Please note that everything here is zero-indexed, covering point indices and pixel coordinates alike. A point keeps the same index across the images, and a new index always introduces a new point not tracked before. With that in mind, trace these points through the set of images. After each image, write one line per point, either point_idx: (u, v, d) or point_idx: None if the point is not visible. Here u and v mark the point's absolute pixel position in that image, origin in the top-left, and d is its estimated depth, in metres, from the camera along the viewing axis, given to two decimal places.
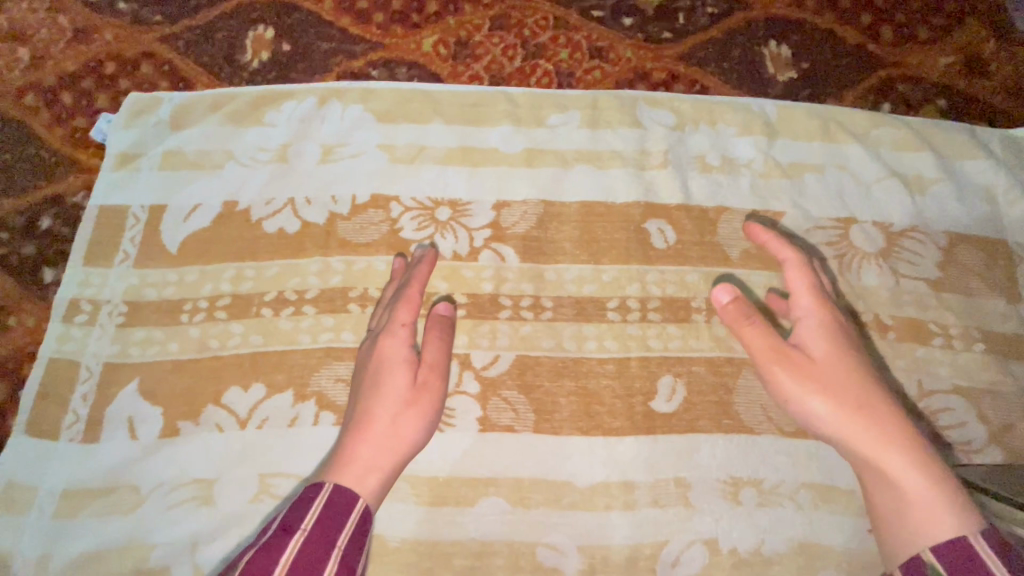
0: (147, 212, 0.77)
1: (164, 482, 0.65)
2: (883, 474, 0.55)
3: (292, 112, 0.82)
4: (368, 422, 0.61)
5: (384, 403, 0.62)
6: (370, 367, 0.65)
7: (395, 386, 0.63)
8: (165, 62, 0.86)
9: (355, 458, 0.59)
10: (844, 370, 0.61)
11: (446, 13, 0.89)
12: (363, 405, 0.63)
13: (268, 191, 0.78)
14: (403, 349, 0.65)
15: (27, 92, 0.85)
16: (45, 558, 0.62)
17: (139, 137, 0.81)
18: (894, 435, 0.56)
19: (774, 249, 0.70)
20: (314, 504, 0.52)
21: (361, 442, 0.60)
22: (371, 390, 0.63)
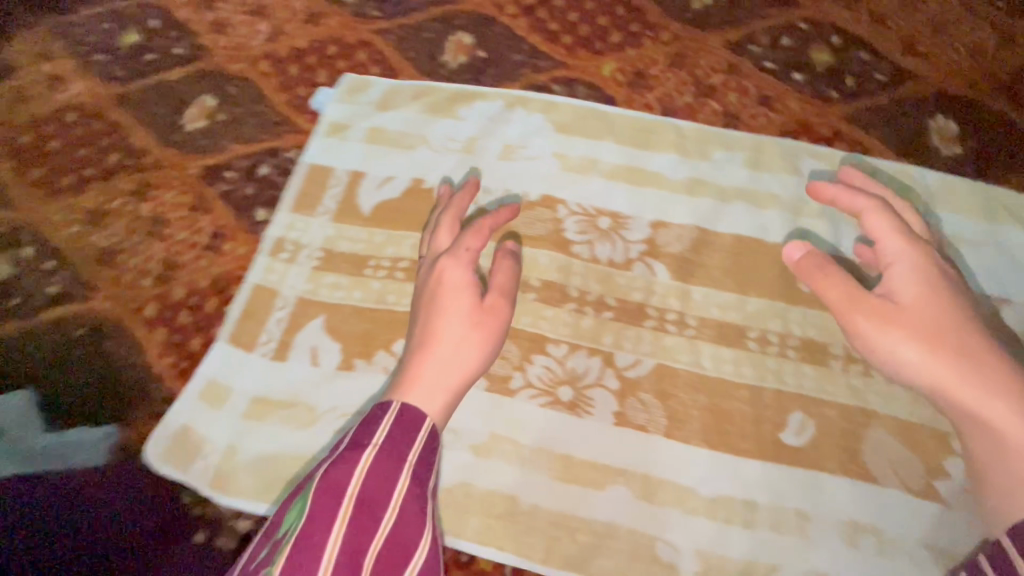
0: (348, 176, 0.88)
1: (337, 407, 0.75)
2: (973, 416, 0.53)
3: (481, 110, 0.92)
4: (431, 341, 0.64)
5: (446, 324, 0.65)
6: (429, 299, 0.68)
7: (458, 307, 0.66)
8: (376, 51, 0.98)
9: (421, 377, 0.61)
10: (937, 312, 0.60)
11: (627, 45, 0.98)
12: (423, 328, 0.66)
13: (453, 176, 0.88)
14: (463, 274, 0.68)
15: (262, 59, 0.99)
16: (232, 448, 0.73)
17: (350, 112, 0.93)
18: (997, 380, 0.53)
19: (848, 202, 0.72)
20: (383, 420, 0.56)
21: (425, 361, 0.63)
22: (433, 314, 0.66)
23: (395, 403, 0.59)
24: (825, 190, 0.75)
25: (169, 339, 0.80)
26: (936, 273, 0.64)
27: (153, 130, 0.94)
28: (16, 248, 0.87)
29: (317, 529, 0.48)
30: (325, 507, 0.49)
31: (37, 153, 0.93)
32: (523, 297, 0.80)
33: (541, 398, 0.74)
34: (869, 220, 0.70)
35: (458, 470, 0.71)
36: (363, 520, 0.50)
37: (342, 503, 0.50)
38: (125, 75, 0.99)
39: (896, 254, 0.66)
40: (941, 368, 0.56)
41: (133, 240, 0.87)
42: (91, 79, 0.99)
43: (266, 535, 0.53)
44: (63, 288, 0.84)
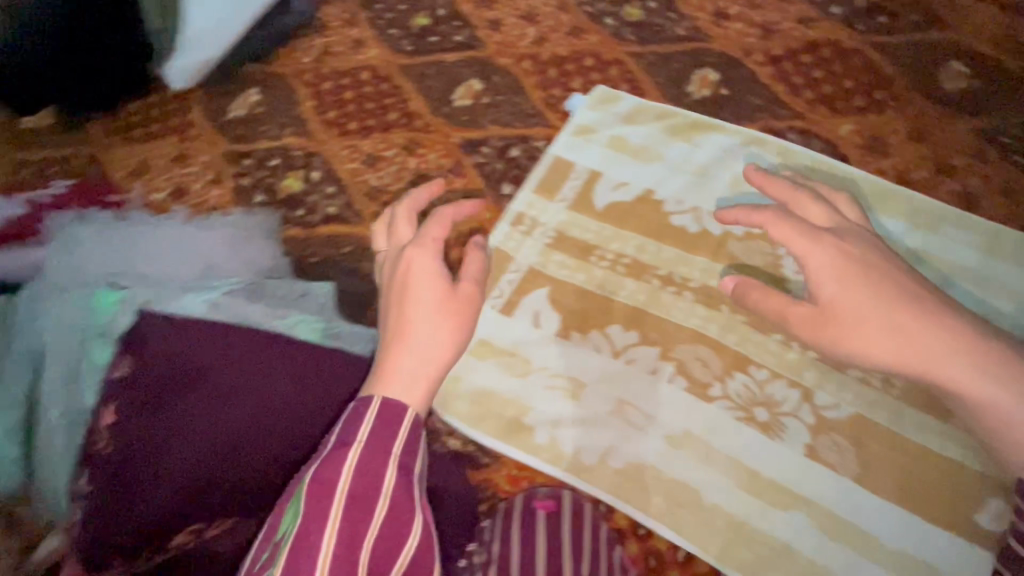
0: (588, 174, 0.99)
1: (549, 368, 0.85)
2: (982, 406, 0.60)
3: (718, 142, 1.00)
4: (413, 349, 0.59)
5: (416, 313, 0.62)
6: (394, 291, 0.64)
7: (423, 302, 0.63)
8: (628, 71, 1.09)
9: (397, 371, 0.58)
10: (866, 297, 0.64)
11: (869, 111, 1.02)
12: (388, 332, 0.61)
13: (683, 195, 0.96)
14: (430, 262, 0.66)
15: (526, 58, 1.13)
16: (457, 377, 0.85)
17: (598, 118, 1.04)
18: (936, 342, 0.61)
19: (763, 187, 0.82)
20: (367, 411, 0.54)
21: (398, 347, 0.59)
22: (398, 308, 0.62)
23: (375, 398, 0.55)
24: (818, 216, 0.75)
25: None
26: (852, 224, 0.72)
27: (426, 99, 1.10)
28: (305, 171, 1.06)
29: (323, 510, 0.48)
30: (323, 503, 0.48)
31: (332, 98, 1.12)
32: (732, 317, 0.87)
33: (737, 412, 0.80)
34: (805, 208, 0.76)
35: (651, 453, 0.79)
36: (354, 513, 0.49)
37: (335, 498, 0.49)
38: (411, 49, 1.16)
39: (812, 233, 0.69)
40: (923, 354, 0.62)
41: (397, 185, 1.02)
42: (383, 47, 1.17)
43: (265, 539, 0.51)
44: (337, 211, 1.01)
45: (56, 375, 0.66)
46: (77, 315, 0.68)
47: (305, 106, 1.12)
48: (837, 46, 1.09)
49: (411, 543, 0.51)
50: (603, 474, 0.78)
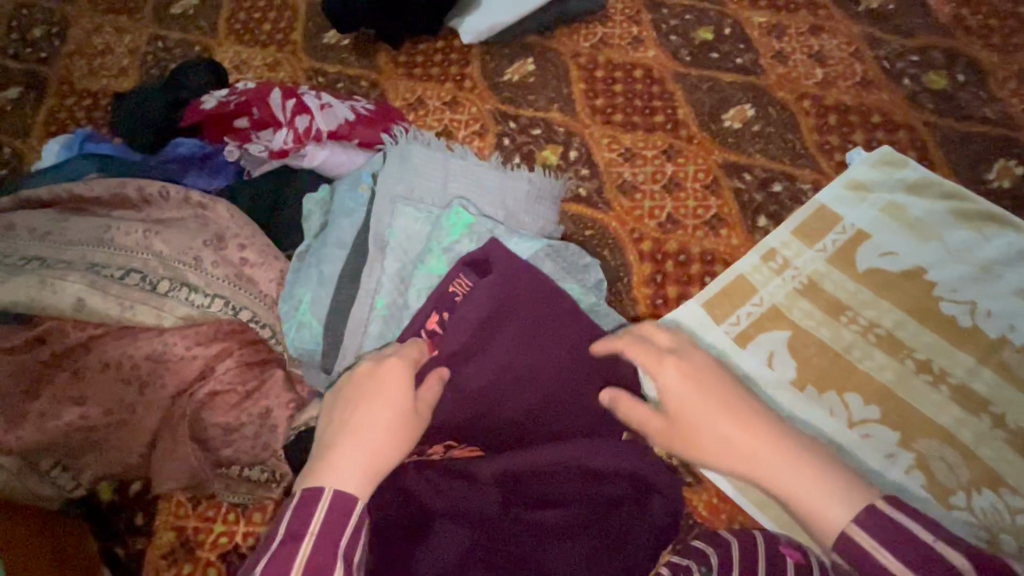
0: (854, 231, 0.95)
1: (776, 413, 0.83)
2: (789, 497, 0.52)
3: (1013, 241, 0.91)
4: (358, 435, 0.56)
5: (374, 410, 0.58)
6: (360, 372, 0.61)
7: (382, 383, 0.60)
8: (919, 139, 1.03)
9: (333, 469, 0.54)
10: (699, 396, 0.59)
11: None
12: (352, 389, 0.59)
13: (959, 284, 0.89)
14: (405, 373, 0.61)
15: (807, 97, 1.10)
16: None
17: (878, 178, 0.99)
18: (759, 440, 0.55)
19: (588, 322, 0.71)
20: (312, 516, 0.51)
21: (345, 449, 0.55)
22: (359, 401, 0.58)
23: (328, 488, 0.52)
24: (657, 336, 0.65)
25: (653, 275, 0.96)
26: (699, 359, 0.62)
27: (694, 111, 1.11)
28: (563, 147, 1.10)
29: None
30: None
31: (603, 87, 1.16)
32: (992, 429, 0.80)
33: (979, 531, 0.75)
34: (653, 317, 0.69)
35: None
36: None
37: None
38: (688, 59, 1.17)
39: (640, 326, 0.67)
40: (743, 450, 0.55)
41: (650, 186, 1.04)
42: (661, 51, 1.19)
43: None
44: (586, 193, 1.04)
45: (392, 273, 0.76)
46: (420, 227, 0.78)
47: (575, 87, 1.16)
48: None
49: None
50: None
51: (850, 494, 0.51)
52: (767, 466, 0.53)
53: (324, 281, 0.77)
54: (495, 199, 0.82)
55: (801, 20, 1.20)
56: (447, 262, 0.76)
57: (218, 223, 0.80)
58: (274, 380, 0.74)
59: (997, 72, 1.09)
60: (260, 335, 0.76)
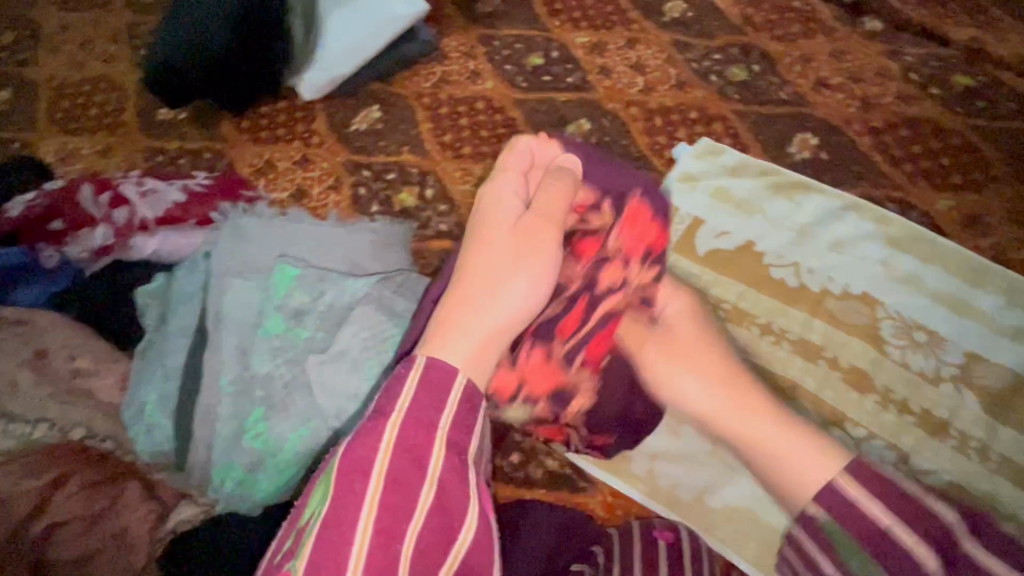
0: (690, 220, 1.04)
1: None
2: (768, 455, 0.63)
3: (820, 202, 1.03)
4: (479, 282, 0.61)
5: (489, 256, 0.63)
6: (481, 209, 0.68)
7: (515, 203, 0.68)
8: (732, 127, 1.16)
9: (452, 318, 0.59)
10: (697, 342, 0.75)
11: (966, 189, 1.06)
12: (473, 238, 0.66)
13: (783, 250, 1.00)
14: (511, 186, 0.69)
15: (634, 105, 1.20)
16: None
17: (703, 169, 1.09)
18: (734, 388, 0.70)
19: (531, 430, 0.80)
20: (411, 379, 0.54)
21: (455, 309, 0.60)
22: (474, 245, 0.65)
23: (423, 358, 0.55)
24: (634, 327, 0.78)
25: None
26: (711, 330, 0.77)
27: (537, 132, 1.18)
28: (419, 188, 1.12)
29: (356, 494, 0.49)
30: (347, 514, 0.49)
31: (449, 123, 1.20)
32: (829, 373, 0.90)
33: None
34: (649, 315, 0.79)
35: (750, 499, 0.81)
36: (393, 503, 0.49)
37: (363, 511, 0.49)
38: (524, 85, 1.24)
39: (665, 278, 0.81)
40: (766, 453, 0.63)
41: None
42: (498, 82, 1.26)
43: (292, 524, 0.52)
44: (448, 228, 1.07)
45: (231, 346, 0.72)
46: (251, 294, 0.75)
47: (423, 127, 1.20)
48: (936, 123, 1.14)
49: (466, 534, 0.52)
50: (701, 512, 0.81)
51: (832, 459, 0.59)
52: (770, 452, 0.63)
53: (165, 374, 0.73)
54: (331, 248, 0.81)
55: (618, 36, 1.31)
56: (285, 322, 0.73)
57: (42, 336, 0.74)
58: (129, 492, 0.69)
59: (784, 59, 1.24)
60: (103, 448, 0.71)
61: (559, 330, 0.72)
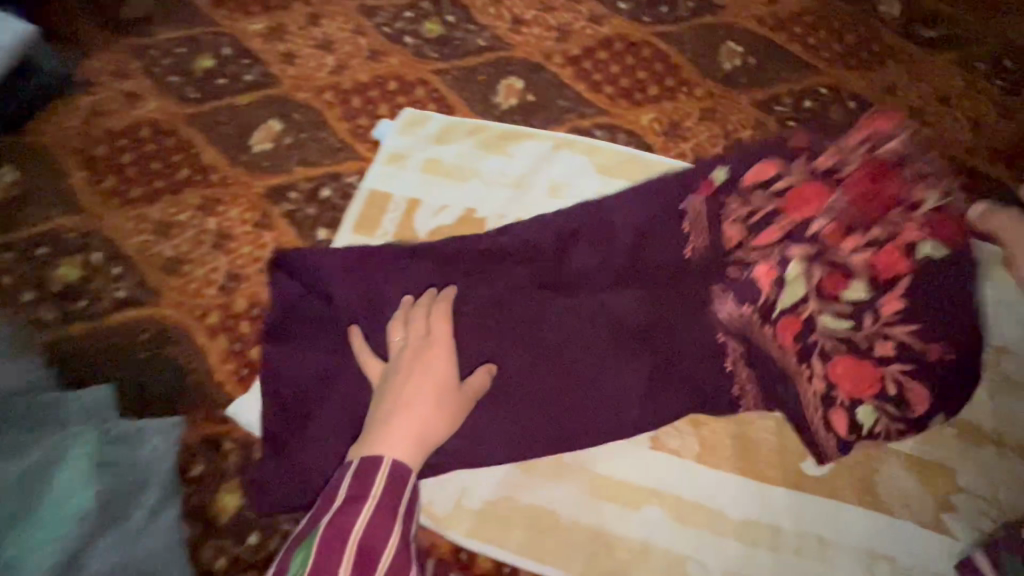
0: (406, 203, 0.95)
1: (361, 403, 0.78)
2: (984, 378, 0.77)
3: (530, 151, 1.00)
4: (411, 411, 0.70)
5: (421, 392, 0.72)
6: (404, 350, 0.76)
7: (436, 343, 0.76)
8: (435, 90, 1.07)
9: (393, 430, 0.68)
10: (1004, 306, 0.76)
11: (663, 97, 1.07)
12: (403, 368, 0.74)
13: (504, 209, 0.95)
14: (443, 327, 0.79)
15: (328, 90, 1.07)
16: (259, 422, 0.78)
17: (410, 144, 1.00)
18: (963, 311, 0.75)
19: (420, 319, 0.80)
20: (375, 476, 0.63)
21: (397, 418, 0.69)
22: (405, 380, 0.73)
23: (387, 459, 0.64)
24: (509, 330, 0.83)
25: (231, 347, 0.85)
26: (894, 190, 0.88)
27: (221, 149, 1.01)
28: (81, 254, 0.91)
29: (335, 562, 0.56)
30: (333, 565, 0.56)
31: (110, 163, 0.99)
32: None
33: None
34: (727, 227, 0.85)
35: (503, 485, 0.76)
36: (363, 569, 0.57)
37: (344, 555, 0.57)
38: (197, 96, 1.06)
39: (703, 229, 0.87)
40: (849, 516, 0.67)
41: (199, 251, 0.92)
42: (164, 99, 1.06)
43: None
44: (126, 294, 0.88)
45: None
46: None
47: (75, 177, 0.97)
48: (628, 39, 1.14)
49: None
50: (461, 518, 0.74)
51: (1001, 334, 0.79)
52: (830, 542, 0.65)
53: None
54: None
55: (298, 16, 1.16)
56: None
57: None
58: None
59: (476, 3, 1.17)
60: None
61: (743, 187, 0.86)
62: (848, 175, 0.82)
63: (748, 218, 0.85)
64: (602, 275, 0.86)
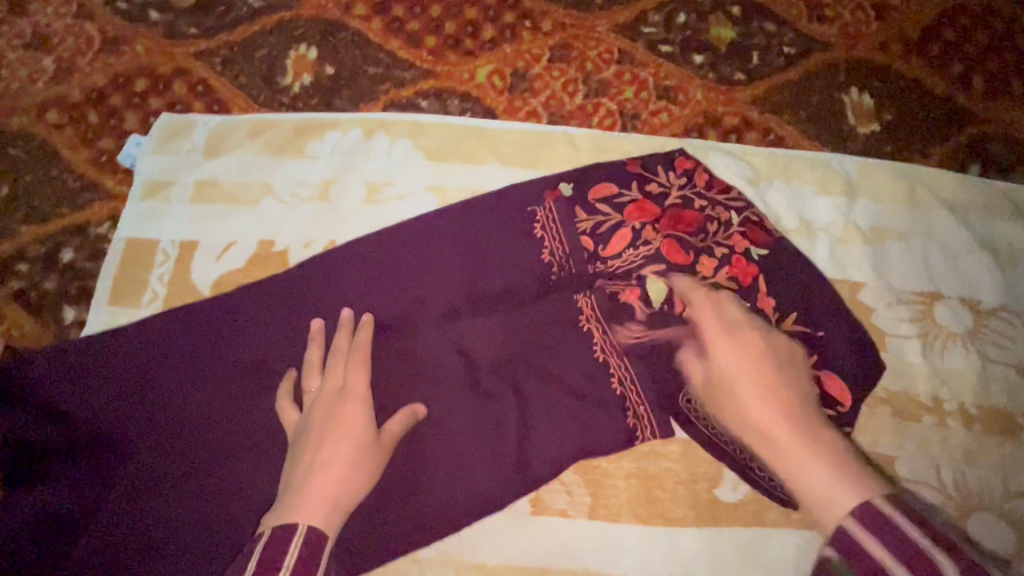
0: (177, 249, 0.71)
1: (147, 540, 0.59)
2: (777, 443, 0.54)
3: (337, 143, 0.76)
4: (331, 472, 0.54)
5: (333, 451, 0.55)
6: (314, 404, 0.60)
7: (354, 394, 0.59)
8: (200, 81, 0.80)
9: (311, 493, 0.52)
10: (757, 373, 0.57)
11: (502, 40, 0.83)
12: (320, 423, 0.57)
13: (310, 232, 0.72)
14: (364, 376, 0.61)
15: (51, 107, 0.78)
16: None
17: (172, 165, 0.74)
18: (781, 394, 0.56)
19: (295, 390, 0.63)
20: (292, 542, 0.46)
21: (317, 476, 0.53)
22: (327, 437, 0.56)
23: (300, 524, 0.48)
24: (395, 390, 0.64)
25: None
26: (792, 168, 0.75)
27: None
28: None
29: None
30: None
31: None
32: None
33: None
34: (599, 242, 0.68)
35: None
36: None
37: None
38: None
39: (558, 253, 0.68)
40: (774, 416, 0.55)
41: None
42: None
43: None
44: None
45: None
46: None
47: None
48: None
49: None
50: None
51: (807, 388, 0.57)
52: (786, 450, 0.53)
53: None
54: None
55: None
56: None
57: None
58: None
59: None
60: None
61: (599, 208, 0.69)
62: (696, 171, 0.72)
63: (594, 231, 0.68)
64: (479, 302, 0.67)
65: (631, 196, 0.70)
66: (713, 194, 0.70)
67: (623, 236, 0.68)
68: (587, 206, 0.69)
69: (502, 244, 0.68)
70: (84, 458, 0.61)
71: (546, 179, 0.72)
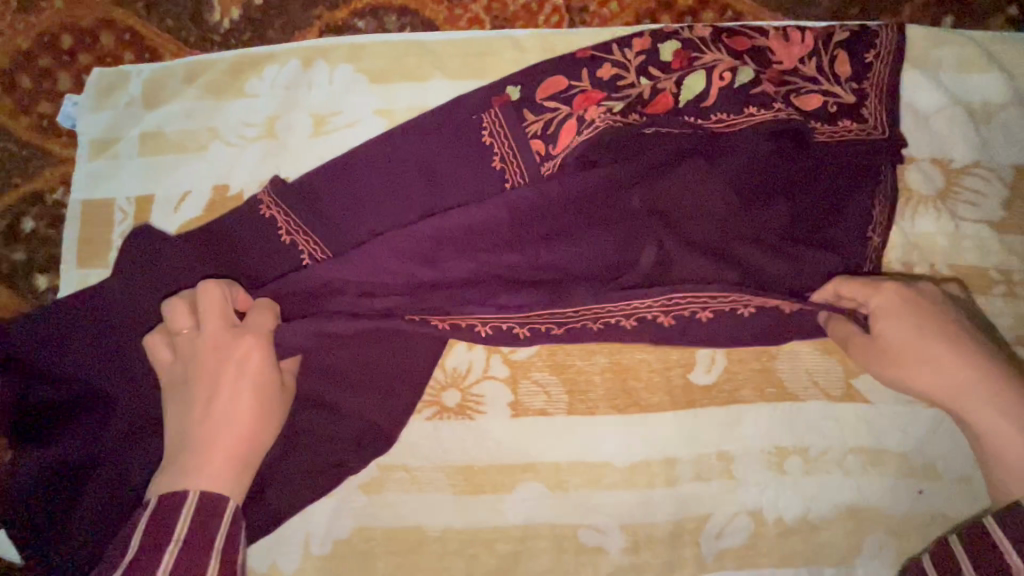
0: (136, 205, 0.71)
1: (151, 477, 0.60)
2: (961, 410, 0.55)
3: (275, 77, 0.73)
4: (234, 422, 0.53)
5: (229, 399, 0.53)
6: (197, 357, 0.55)
7: (213, 332, 0.55)
8: (127, 30, 0.76)
9: (206, 449, 0.51)
10: (925, 332, 0.55)
11: None
12: (202, 371, 0.54)
13: (261, 173, 0.71)
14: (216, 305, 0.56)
15: None
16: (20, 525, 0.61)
17: (113, 121, 0.73)
18: (953, 356, 0.55)
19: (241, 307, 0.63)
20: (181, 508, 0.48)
21: (211, 431, 0.52)
22: (222, 365, 0.54)
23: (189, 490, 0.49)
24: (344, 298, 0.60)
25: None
26: (746, 32, 0.70)
27: None
28: None
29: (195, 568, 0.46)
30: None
31: None
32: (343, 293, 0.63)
33: (428, 410, 0.64)
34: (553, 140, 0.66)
35: (354, 515, 0.63)
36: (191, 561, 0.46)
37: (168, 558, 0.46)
38: None
39: (511, 154, 0.65)
40: (919, 350, 0.55)
41: None
42: None
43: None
44: None
45: None
46: None
47: None
48: None
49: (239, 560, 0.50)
50: (327, 565, 0.62)
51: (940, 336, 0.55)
52: (962, 395, 0.54)
53: None
54: None
55: None
56: None
57: None
58: None
59: None
60: None
61: (549, 107, 0.67)
62: (650, 56, 0.68)
63: (545, 132, 0.66)
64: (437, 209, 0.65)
65: (580, 87, 0.68)
66: (670, 77, 0.67)
67: (570, 127, 0.66)
68: (536, 108, 0.67)
69: (452, 157, 0.66)
70: (87, 410, 0.62)
71: (494, 85, 0.69)
